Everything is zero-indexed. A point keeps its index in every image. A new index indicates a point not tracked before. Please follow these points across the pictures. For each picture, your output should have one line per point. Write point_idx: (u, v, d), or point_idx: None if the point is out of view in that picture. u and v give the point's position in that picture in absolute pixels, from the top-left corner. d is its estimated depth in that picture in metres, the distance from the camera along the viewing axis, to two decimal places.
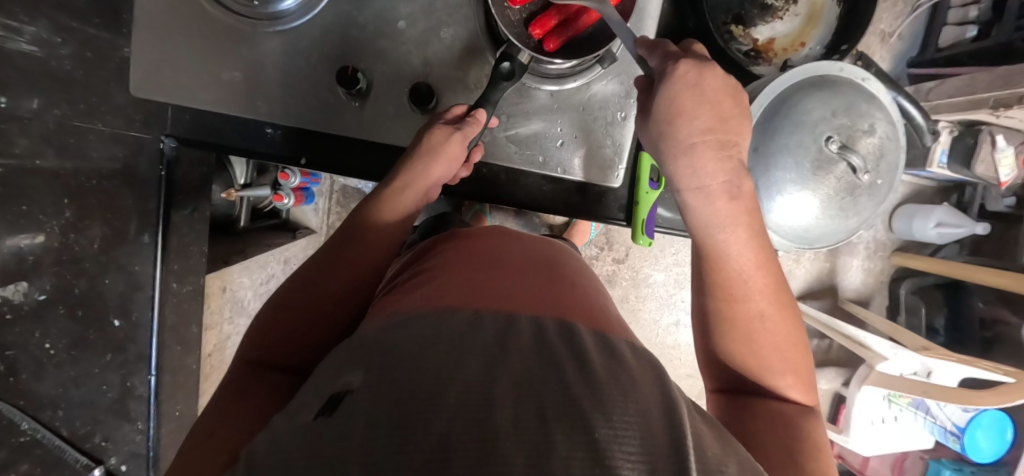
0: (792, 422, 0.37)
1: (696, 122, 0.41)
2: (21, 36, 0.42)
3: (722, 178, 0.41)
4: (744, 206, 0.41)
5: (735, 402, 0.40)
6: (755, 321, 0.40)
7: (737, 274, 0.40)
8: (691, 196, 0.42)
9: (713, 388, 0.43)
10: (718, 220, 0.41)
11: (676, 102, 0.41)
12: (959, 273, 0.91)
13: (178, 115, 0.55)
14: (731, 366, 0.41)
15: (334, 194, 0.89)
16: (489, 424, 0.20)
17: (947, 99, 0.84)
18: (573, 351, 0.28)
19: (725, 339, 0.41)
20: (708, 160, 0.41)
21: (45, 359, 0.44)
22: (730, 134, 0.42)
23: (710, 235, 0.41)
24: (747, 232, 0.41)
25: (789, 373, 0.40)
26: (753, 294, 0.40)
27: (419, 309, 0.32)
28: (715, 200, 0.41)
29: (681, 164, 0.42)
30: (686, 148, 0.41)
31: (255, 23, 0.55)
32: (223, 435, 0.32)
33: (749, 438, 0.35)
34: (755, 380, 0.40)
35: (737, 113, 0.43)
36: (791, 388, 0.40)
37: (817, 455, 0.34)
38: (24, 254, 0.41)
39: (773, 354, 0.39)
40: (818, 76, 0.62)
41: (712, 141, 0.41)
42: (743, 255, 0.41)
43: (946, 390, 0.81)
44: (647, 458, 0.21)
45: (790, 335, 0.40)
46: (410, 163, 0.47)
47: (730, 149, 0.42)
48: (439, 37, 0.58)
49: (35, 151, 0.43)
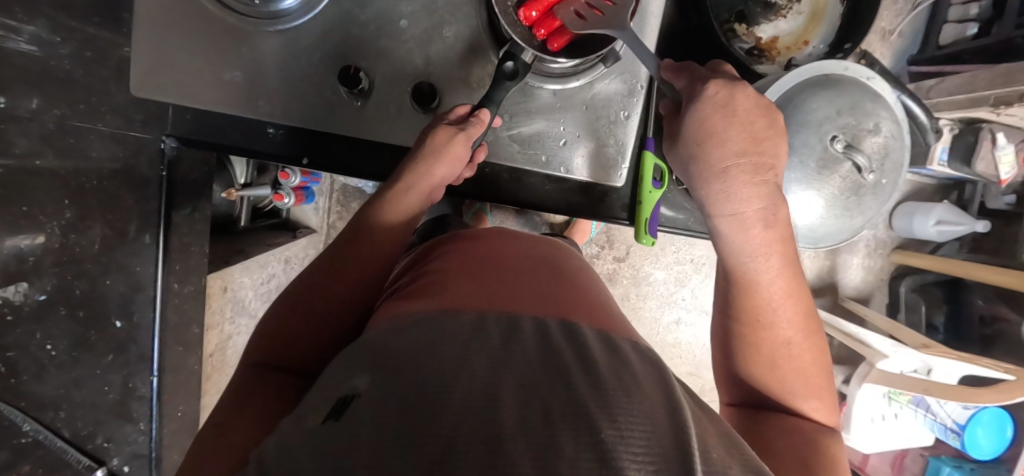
0: (811, 437, 0.37)
1: (727, 143, 0.41)
2: (19, 35, 0.42)
3: (759, 204, 0.40)
4: (779, 234, 0.41)
5: (752, 416, 0.40)
6: (780, 347, 0.40)
7: (766, 302, 0.40)
8: (723, 222, 0.42)
9: (727, 401, 0.44)
10: (750, 248, 0.41)
11: (707, 123, 0.41)
12: (959, 271, 0.91)
13: (179, 114, 0.55)
14: (750, 384, 0.41)
15: (334, 194, 0.91)
16: (496, 426, 0.20)
17: (947, 97, 0.84)
18: (577, 351, 0.28)
19: (748, 360, 0.41)
20: (743, 184, 0.41)
21: (46, 360, 0.43)
22: (766, 156, 0.42)
23: (738, 259, 0.41)
24: (780, 260, 0.41)
25: (812, 396, 0.40)
26: (781, 322, 0.40)
27: (424, 312, 0.32)
28: (751, 229, 0.40)
29: (714, 188, 0.42)
30: (719, 173, 0.41)
31: (256, 22, 0.55)
32: (232, 438, 0.32)
33: (764, 450, 0.35)
34: (774, 399, 0.40)
35: (772, 133, 0.42)
36: (813, 409, 0.40)
37: (831, 465, 0.34)
38: (25, 255, 0.41)
39: (795, 377, 0.40)
40: (822, 75, 0.62)
41: (747, 165, 0.41)
42: (775, 283, 0.40)
43: (948, 388, 0.81)
44: (654, 459, 0.20)
45: (814, 358, 0.40)
46: (413, 164, 0.46)
47: (766, 173, 0.41)
48: (440, 36, 0.58)
49: (34, 151, 0.42)
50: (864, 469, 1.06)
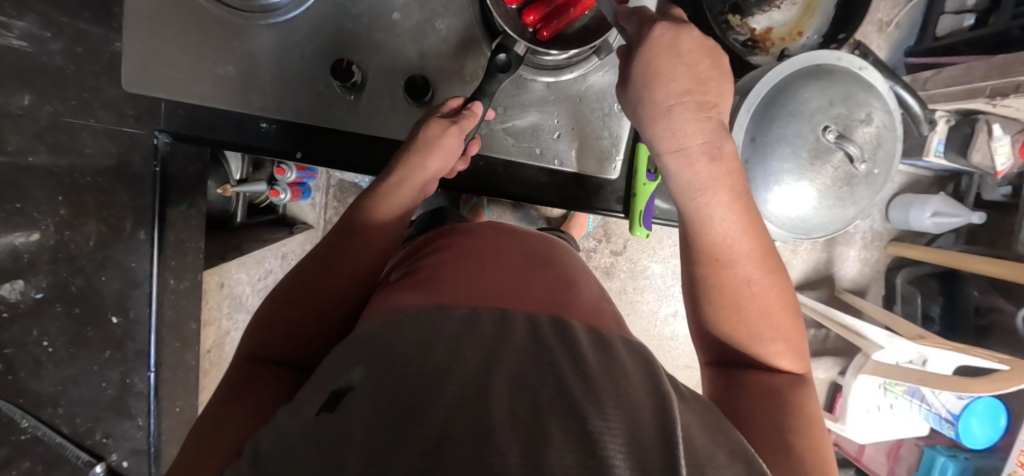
0: (781, 390, 0.37)
1: (673, 83, 0.41)
2: (10, 31, 0.43)
3: (702, 138, 0.40)
4: (726, 168, 0.41)
5: (725, 375, 0.40)
6: (742, 288, 0.40)
7: (721, 239, 0.40)
8: (671, 160, 0.42)
9: (706, 361, 0.43)
10: (699, 182, 0.41)
11: (652, 66, 0.40)
12: (949, 261, 0.93)
13: (171, 109, 0.54)
14: (721, 339, 0.41)
15: (330, 189, 0.90)
16: (486, 417, 0.20)
17: (944, 88, 0.84)
18: (567, 347, 0.28)
19: (713, 306, 0.41)
20: (687, 120, 0.40)
21: (43, 357, 0.44)
22: (710, 95, 0.41)
23: (690, 198, 0.41)
24: (729, 196, 0.41)
25: (777, 339, 0.39)
26: (740, 261, 0.40)
27: (417, 306, 0.32)
28: (697, 163, 0.40)
29: (660, 127, 0.41)
30: (664, 112, 0.41)
31: (247, 16, 0.54)
32: (226, 430, 0.32)
33: (735, 410, 0.35)
34: (744, 349, 0.40)
35: (716, 74, 0.42)
36: (779, 355, 0.39)
37: (803, 424, 0.34)
38: (20, 252, 0.42)
39: (760, 321, 0.39)
40: (814, 65, 0.62)
41: (689, 103, 0.41)
42: (727, 219, 0.40)
43: (940, 378, 0.82)
44: (637, 449, 0.21)
45: (777, 298, 0.40)
46: (406, 157, 0.46)
47: (708, 110, 0.41)
48: (434, 29, 0.58)
49: (26, 148, 0.43)
50: (861, 460, 1.06)
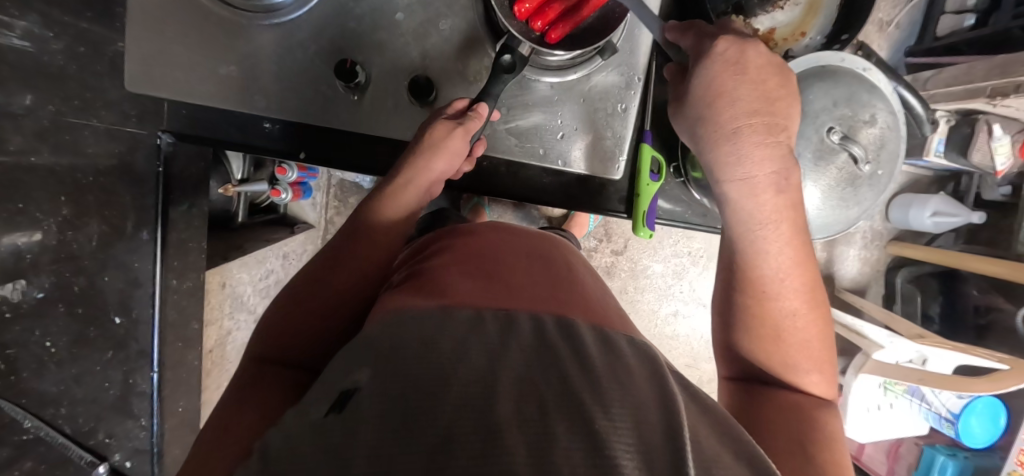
0: (810, 413, 0.37)
1: (738, 103, 0.40)
2: (12, 31, 0.42)
3: (771, 168, 0.40)
4: (789, 200, 0.41)
5: (750, 391, 0.40)
6: (787, 319, 0.40)
7: (771, 272, 0.40)
8: (732, 187, 0.41)
9: (724, 375, 0.44)
10: (761, 215, 0.40)
11: (715, 83, 0.41)
12: (951, 261, 0.92)
13: (174, 110, 0.55)
14: (750, 361, 0.41)
15: (331, 188, 0.92)
16: (493, 418, 0.20)
17: (944, 89, 0.84)
18: (572, 347, 0.28)
19: (749, 335, 0.41)
20: (754, 145, 0.40)
21: (46, 357, 0.44)
22: (778, 117, 0.41)
23: (745, 227, 0.41)
24: (789, 229, 0.41)
25: (812, 369, 0.40)
26: (787, 294, 0.40)
27: (423, 308, 0.32)
28: (761, 194, 0.40)
29: (724, 149, 0.41)
30: (729, 133, 0.41)
31: (249, 15, 0.54)
32: (235, 433, 0.33)
33: (761, 430, 0.36)
34: (773, 373, 0.40)
35: (783, 93, 0.42)
36: (812, 383, 0.40)
37: (826, 442, 0.34)
38: (21, 252, 0.41)
39: (800, 353, 0.39)
40: (818, 65, 0.62)
41: (758, 124, 0.40)
42: (783, 253, 0.40)
43: (944, 378, 0.83)
44: (643, 448, 0.21)
45: (818, 333, 0.40)
46: (410, 158, 0.46)
47: (778, 134, 0.41)
48: (437, 29, 0.58)
49: (29, 148, 0.42)
50: (860, 459, 1.06)
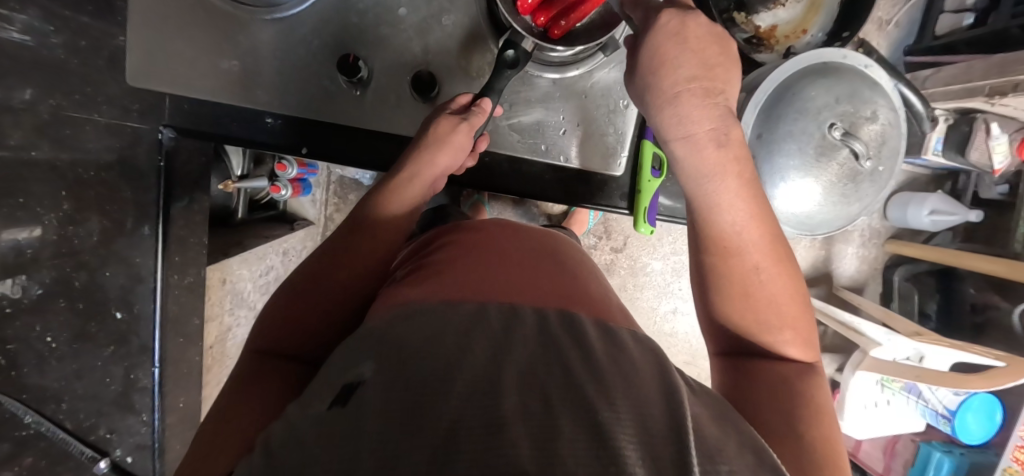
0: (792, 383, 0.36)
1: (680, 70, 0.39)
2: (11, 24, 0.42)
3: (710, 124, 0.39)
4: (733, 153, 0.40)
5: (734, 366, 0.39)
6: (751, 273, 0.39)
7: (729, 227, 0.39)
8: (678, 146, 0.41)
9: (716, 352, 0.43)
10: (707, 169, 0.40)
11: (661, 52, 0.39)
12: (952, 260, 0.92)
13: (176, 103, 0.54)
14: (730, 331, 0.40)
15: (330, 185, 0.92)
16: (497, 411, 0.21)
17: (943, 87, 0.85)
18: (576, 341, 0.28)
19: (722, 296, 0.40)
20: (693, 107, 0.39)
21: (46, 353, 0.44)
22: (716, 81, 0.40)
23: (697, 183, 0.41)
24: (737, 182, 0.40)
25: (784, 328, 0.39)
26: (749, 247, 0.39)
27: (424, 302, 0.32)
28: (704, 150, 0.39)
29: (666, 113, 0.40)
30: (671, 98, 0.40)
31: (251, 10, 0.54)
32: (237, 427, 0.33)
33: (746, 408, 0.35)
34: (749, 337, 0.39)
35: (723, 60, 0.41)
36: (787, 344, 0.39)
37: (813, 415, 0.34)
38: (22, 247, 0.41)
39: (768, 309, 0.38)
40: (821, 63, 0.62)
41: (698, 89, 0.39)
42: (736, 206, 0.39)
43: (936, 374, 0.84)
44: (646, 439, 0.21)
45: (788, 287, 0.39)
46: (415, 153, 0.46)
47: (716, 97, 0.40)
48: (440, 24, 0.58)
49: (30, 142, 0.42)
50: (857, 455, 1.10)
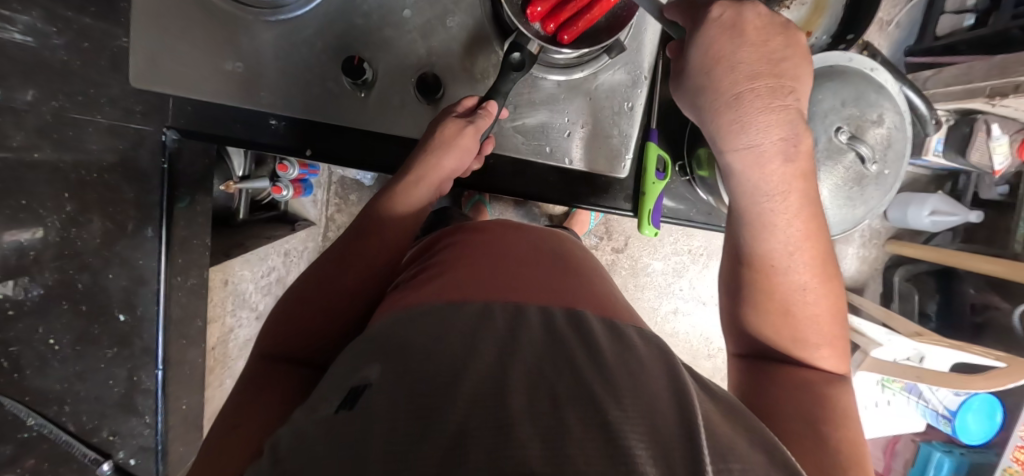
0: (822, 392, 0.36)
1: (739, 66, 0.38)
2: (12, 24, 0.42)
3: (777, 134, 0.38)
4: (798, 169, 0.39)
5: (757, 369, 0.39)
6: (797, 293, 0.39)
7: (780, 248, 0.39)
8: (736, 157, 0.40)
9: (735, 353, 0.43)
10: (766, 186, 0.39)
11: (714, 49, 0.38)
12: (952, 260, 0.92)
13: (180, 106, 0.54)
14: (758, 339, 0.41)
15: (331, 185, 0.93)
16: (505, 412, 0.21)
17: (944, 88, 0.85)
18: (582, 339, 0.28)
19: (760, 311, 0.40)
20: (759, 110, 0.38)
21: (48, 354, 0.44)
22: (783, 78, 0.39)
23: (753, 199, 0.40)
24: (797, 204, 0.39)
25: (823, 345, 0.39)
26: (795, 268, 0.39)
27: (431, 303, 0.32)
28: (769, 165, 0.39)
29: (725, 119, 0.39)
30: (731, 101, 0.39)
31: (255, 11, 0.53)
32: (245, 431, 0.33)
33: (766, 411, 0.35)
34: (784, 351, 0.39)
35: (791, 53, 0.39)
36: (824, 359, 0.39)
37: (838, 417, 0.34)
38: (25, 249, 0.42)
39: (809, 325, 0.38)
40: (826, 66, 0.63)
41: (762, 88, 0.38)
42: (791, 227, 0.39)
43: (937, 374, 0.84)
44: (655, 439, 0.21)
45: (831, 306, 0.39)
46: (421, 156, 0.46)
47: (784, 97, 0.39)
48: (443, 25, 0.58)
49: (32, 144, 0.43)
50: None
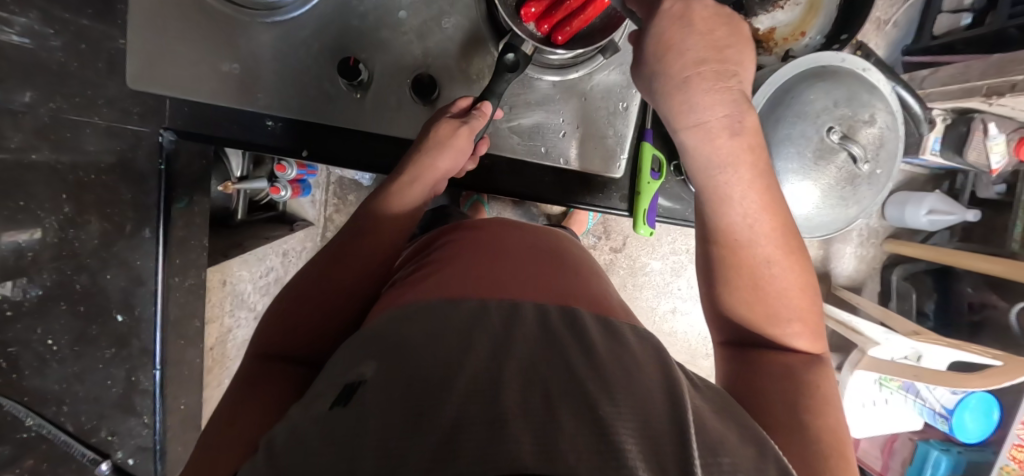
0: (797, 372, 0.36)
1: (688, 53, 0.38)
2: (11, 27, 0.42)
3: (723, 111, 0.39)
4: (747, 142, 0.39)
5: (740, 356, 0.40)
6: (762, 263, 0.39)
7: (739, 219, 0.40)
8: (689, 134, 0.40)
9: (720, 341, 0.43)
10: (719, 158, 0.40)
11: (664, 37, 0.38)
12: (949, 259, 0.92)
13: (177, 108, 0.54)
14: (736, 322, 0.41)
15: (330, 185, 0.94)
16: (499, 408, 0.21)
17: (940, 87, 0.85)
18: (575, 335, 0.29)
19: (729, 289, 0.40)
20: (704, 92, 0.38)
21: (47, 355, 0.44)
22: (728, 64, 0.39)
23: (708, 174, 0.41)
24: (750, 173, 0.39)
25: (795, 320, 0.39)
26: (758, 238, 0.39)
27: (425, 301, 0.32)
28: (716, 139, 0.39)
29: (676, 100, 0.39)
30: (680, 84, 0.39)
31: (252, 13, 0.54)
32: (241, 429, 0.33)
33: (751, 399, 0.35)
34: (757, 330, 0.40)
35: (736, 40, 0.39)
36: (796, 336, 0.39)
37: (817, 403, 0.34)
38: (23, 249, 0.42)
39: (779, 301, 0.39)
40: (818, 66, 0.63)
41: (707, 72, 0.38)
42: (747, 198, 0.40)
43: (935, 373, 0.84)
44: (646, 436, 0.21)
45: (798, 279, 0.39)
46: (416, 156, 0.46)
47: (728, 80, 0.39)
48: (440, 27, 0.58)
49: (29, 145, 0.43)
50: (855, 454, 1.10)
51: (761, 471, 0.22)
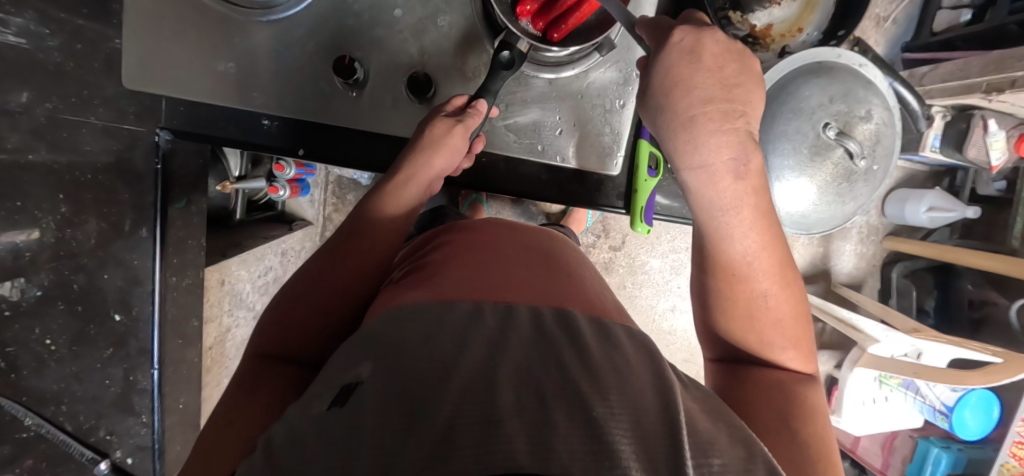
0: (789, 389, 0.36)
1: (694, 92, 0.39)
2: (6, 27, 0.42)
3: (728, 154, 0.38)
4: (751, 186, 0.39)
5: (731, 371, 0.40)
6: (759, 298, 0.39)
7: (740, 257, 0.39)
8: (692, 175, 0.40)
9: (710, 357, 0.43)
10: (722, 201, 0.39)
11: (674, 73, 0.39)
12: (949, 256, 0.92)
13: (173, 107, 0.54)
14: (730, 342, 0.41)
15: (329, 185, 0.95)
16: (494, 408, 0.21)
17: (941, 84, 0.84)
18: (570, 336, 0.29)
19: (725, 315, 0.40)
20: (711, 133, 0.38)
21: (46, 355, 0.44)
22: (736, 103, 0.39)
23: (709, 214, 0.40)
24: (751, 214, 0.39)
25: (788, 346, 0.39)
26: (757, 274, 0.39)
27: (422, 302, 0.32)
28: (720, 182, 0.38)
29: (681, 139, 0.39)
30: (686, 122, 0.39)
31: (246, 12, 0.54)
32: (237, 429, 0.33)
33: (742, 407, 0.35)
34: (752, 352, 0.40)
35: (744, 79, 0.40)
36: (791, 359, 0.39)
37: (806, 414, 0.34)
38: (20, 250, 0.42)
39: (772, 329, 0.39)
40: (816, 62, 0.61)
41: (714, 111, 0.38)
42: (748, 237, 0.39)
43: (934, 370, 0.84)
44: (638, 437, 0.21)
45: (792, 309, 0.39)
46: (411, 155, 0.46)
47: (735, 120, 0.39)
48: (435, 25, 0.58)
49: (27, 146, 0.43)
50: (855, 451, 1.08)
51: (750, 473, 0.22)
